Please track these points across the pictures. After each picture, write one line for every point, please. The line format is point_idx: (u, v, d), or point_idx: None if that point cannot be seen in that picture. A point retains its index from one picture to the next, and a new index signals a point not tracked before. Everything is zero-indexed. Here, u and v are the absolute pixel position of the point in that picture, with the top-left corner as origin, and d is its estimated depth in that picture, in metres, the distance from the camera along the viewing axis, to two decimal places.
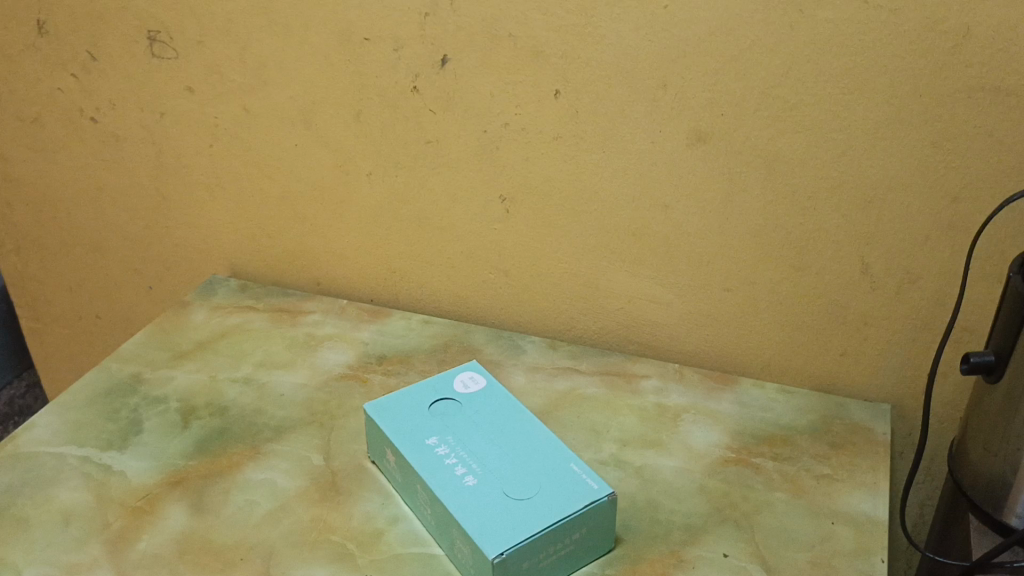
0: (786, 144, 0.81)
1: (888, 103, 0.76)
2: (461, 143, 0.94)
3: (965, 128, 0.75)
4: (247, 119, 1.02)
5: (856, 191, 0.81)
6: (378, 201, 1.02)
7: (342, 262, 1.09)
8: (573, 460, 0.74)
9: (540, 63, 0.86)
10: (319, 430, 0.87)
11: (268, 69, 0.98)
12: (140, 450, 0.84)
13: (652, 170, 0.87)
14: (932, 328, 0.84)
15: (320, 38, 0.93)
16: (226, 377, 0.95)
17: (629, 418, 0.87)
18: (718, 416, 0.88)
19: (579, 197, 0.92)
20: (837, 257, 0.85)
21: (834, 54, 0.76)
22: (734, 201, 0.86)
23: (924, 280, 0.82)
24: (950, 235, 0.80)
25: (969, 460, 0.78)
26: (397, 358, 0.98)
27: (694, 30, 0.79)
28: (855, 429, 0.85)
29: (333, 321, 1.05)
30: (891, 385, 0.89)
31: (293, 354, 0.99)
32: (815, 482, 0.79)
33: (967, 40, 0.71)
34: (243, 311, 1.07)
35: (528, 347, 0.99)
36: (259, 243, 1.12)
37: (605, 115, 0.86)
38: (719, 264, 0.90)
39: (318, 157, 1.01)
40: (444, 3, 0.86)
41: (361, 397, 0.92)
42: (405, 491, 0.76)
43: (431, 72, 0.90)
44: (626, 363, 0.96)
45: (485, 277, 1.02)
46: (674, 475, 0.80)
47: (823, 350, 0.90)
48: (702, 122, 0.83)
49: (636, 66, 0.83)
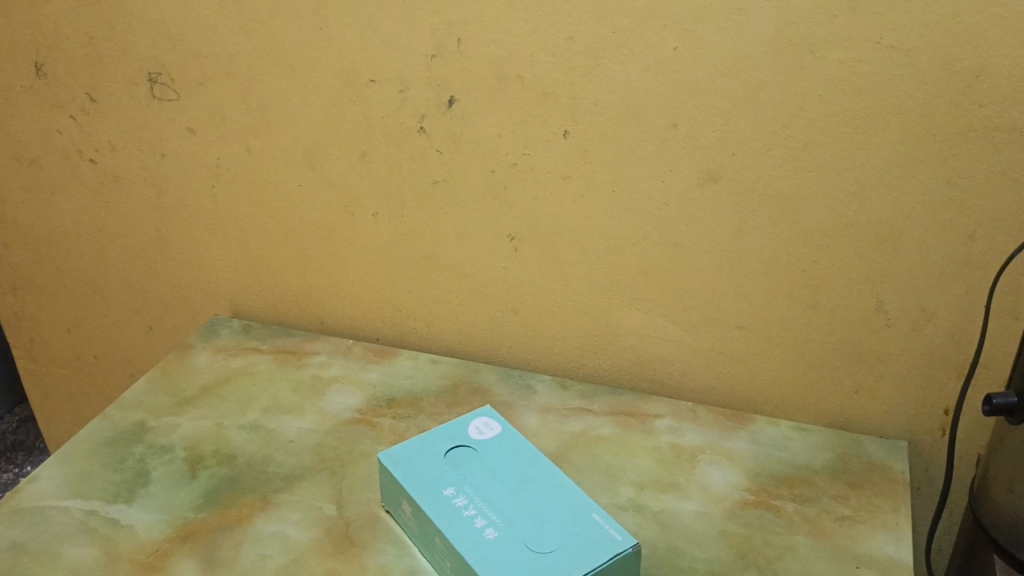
0: (799, 183, 0.81)
1: (901, 142, 0.76)
2: (468, 182, 0.93)
3: (980, 166, 0.74)
4: (250, 160, 1.01)
5: (871, 229, 0.80)
6: (384, 240, 1.00)
7: (347, 301, 1.07)
8: (594, 510, 0.72)
9: (549, 104, 0.85)
10: (330, 479, 0.85)
11: (271, 110, 0.97)
12: (147, 502, 0.83)
13: (664, 209, 0.87)
14: (948, 364, 0.84)
15: (324, 79, 0.92)
16: (233, 423, 0.94)
17: (645, 460, 0.86)
18: (734, 456, 0.87)
19: (589, 237, 0.91)
20: (851, 295, 0.84)
21: (848, 94, 0.75)
22: (747, 239, 0.85)
23: (940, 317, 0.82)
24: (966, 273, 0.79)
25: (991, 500, 0.77)
26: (406, 401, 0.96)
27: (705, 70, 0.79)
28: (873, 467, 0.85)
29: (339, 363, 1.03)
30: (907, 421, 0.88)
31: (300, 397, 0.97)
32: (837, 524, 0.78)
33: (981, 80, 0.71)
34: (247, 353, 1.05)
35: (539, 387, 0.98)
36: (262, 283, 1.10)
37: (615, 154, 0.86)
38: (732, 301, 0.89)
39: (323, 196, 1.00)
40: (451, 44, 0.85)
41: (371, 442, 0.90)
42: (422, 543, 0.75)
43: (438, 113, 0.90)
44: (638, 402, 0.95)
45: (494, 315, 1.01)
46: (693, 519, 0.79)
47: (838, 386, 0.90)
48: (713, 161, 0.82)
49: (646, 107, 0.82)
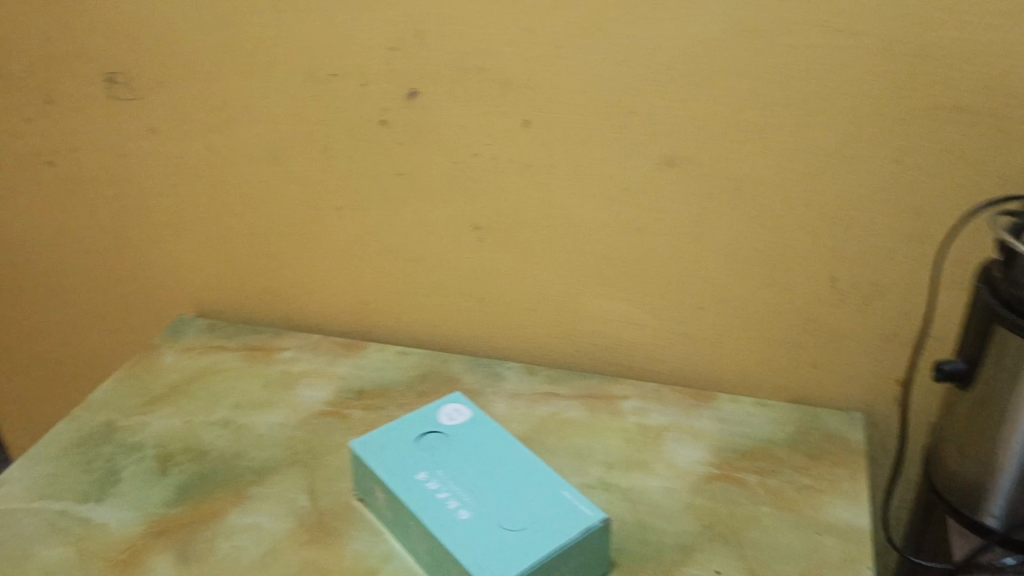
0: (754, 166, 0.83)
1: (849, 123, 0.79)
2: (432, 174, 0.94)
3: (925, 144, 0.78)
4: (212, 158, 1.01)
5: (823, 208, 0.83)
6: (349, 234, 1.01)
7: (313, 297, 1.08)
8: (565, 487, 0.74)
9: (509, 94, 0.87)
10: (302, 470, 0.86)
11: (232, 107, 0.97)
12: (119, 501, 0.83)
13: (624, 195, 0.89)
14: (900, 337, 0.87)
15: (285, 75, 0.93)
16: (202, 420, 0.94)
17: (613, 440, 0.88)
18: (698, 433, 0.89)
19: (553, 224, 0.93)
20: (807, 273, 0.87)
21: (798, 77, 0.78)
22: (705, 222, 0.88)
23: (892, 292, 0.85)
24: (915, 248, 0.82)
25: (944, 464, 0.80)
26: (376, 392, 0.97)
27: (661, 57, 0.81)
28: (831, 439, 0.88)
29: (307, 357, 1.04)
30: (864, 393, 0.91)
31: (270, 393, 0.98)
32: (799, 494, 0.80)
33: (923, 60, 0.74)
34: (215, 352, 1.05)
35: (507, 374, 1.00)
36: (227, 281, 1.11)
37: (576, 142, 0.87)
38: (693, 283, 0.91)
39: (287, 192, 1.01)
40: (411, 37, 0.87)
41: (343, 434, 0.91)
42: (397, 528, 0.76)
43: (400, 106, 0.91)
44: (605, 385, 0.97)
45: (460, 306, 1.02)
46: (661, 495, 0.81)
47: (796, 362, 0.92)
48: (671, 146, 0.85)
49: (604, 95, 0.84)
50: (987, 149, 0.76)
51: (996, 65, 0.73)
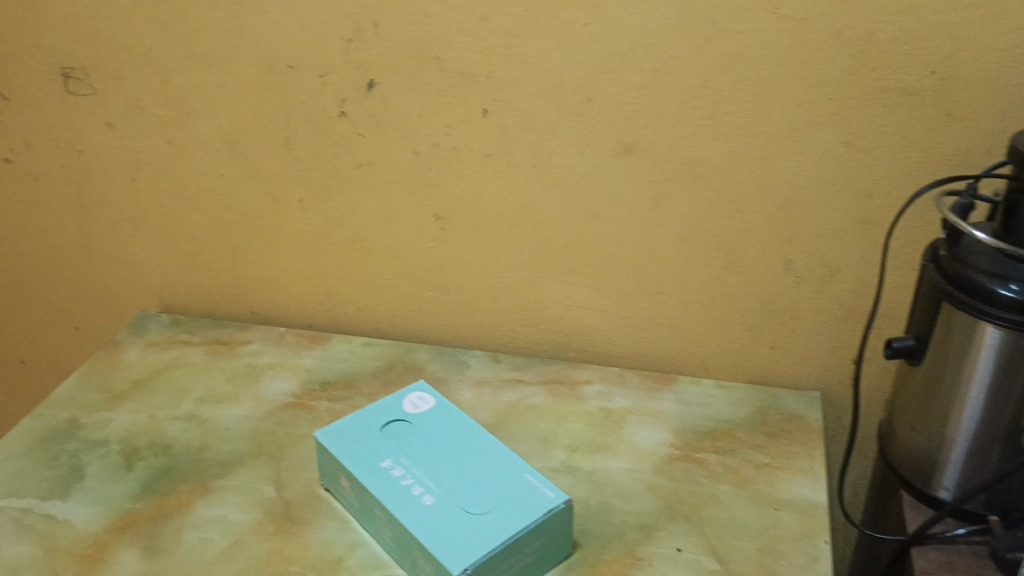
0: (709, 151, 0.85)
1: (800, 107, 0.80)
2: (392, 165, 0.94)
3: (873, 127, 0.79)
4: (171, 152, 1.01)
5: (777, 191, 0.85)
6: (312, 226, 1.01)
7: (277, 289, 1.08)
8: (528, 471, 0.75)
9: (467, 84, 0.87)
10: (268, 462, 0.86)
11: (191, 101, 0.97)
12: (83, 496, 0.82)
13: (583, 182, 0.90)
14: (854, 317, 0.89)
15: (243, 68, 0.93)
16: (167, 415, 0.94)
17: (576, 424, 0.90)
18: (660, 415, 0.91)
19: (514, 213, 0.94)
20: (762, 256, 0.89)
21: (750, 63, 0.79)
22: (662, 208, 0.89)
23: (845, 272, 0.87)
24: (866, 229, 0.84)
25: (897, 439, 0.83)
26: (341, 383, 0.98)
27: (617, 45, 0.82)
28: (789, 418, 0.89)
29: (272, 350, 1.04)
30: (820, 372, 0.93)
31: (235, 386, 0.98)
32: (757, 472, 0.82)
33: (869, 45, 0.76)
34: (179, 346, 1.05)
35: (472, 362, 1.01)
36: (190, 275, 1.10)
37: (534, 130, 0.88)
38: (652, 268, 0.93)
39: (248, 185, 1.01)
40: (368, 28, 0.87)
41: (308, 425, 0.91)
42: (363, 516, 0.77)
43: (360, 97, 0.91)
44: (569, 370, 0.99)
45: (424, 295, 1.03)
46: (624, 476, 0.82)
47: (754, 344, 0.94)
48: (628, 133, 0.86)
49: (560, 83, 0.85)
50: (933, 131, 0.78)
51: (940, 49, 0.75)
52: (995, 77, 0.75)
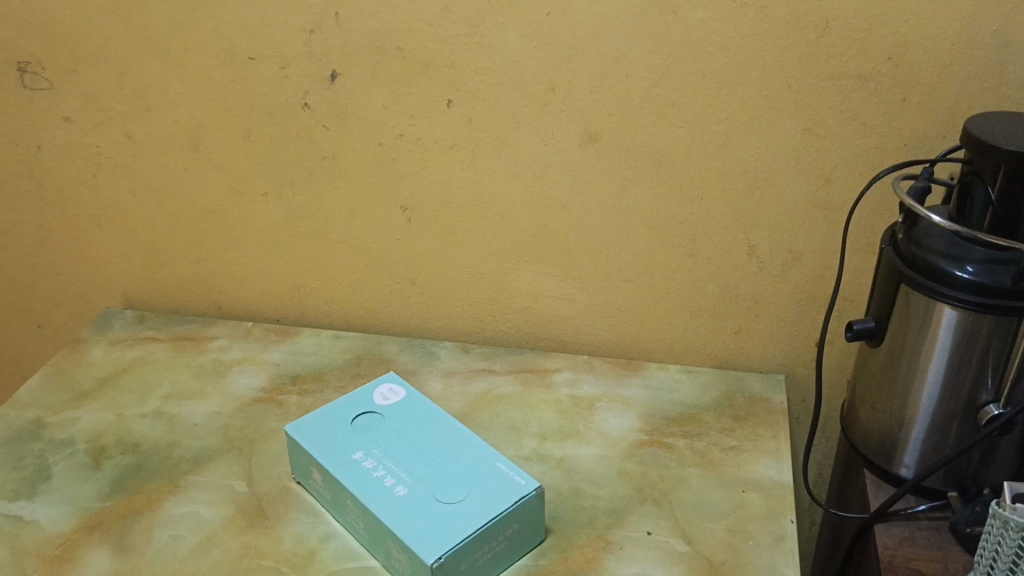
0: (672, 139, 0.85)
1: (760, 94, 0.81)
2: (357, 156, 0.94)
3: (831, 114, 0.81)
4: (132, 146, 1.00)
5: (739, 178, 0.86)
6: (277, 219, 1.01)
7: (243, 284, 1.07)
8: (499, 459, 0.76)
9: (430, 74, 0.87)
10: (238, 457, 0.86)
11: (150, 95, 0.96)
12: (51, 497, 0.82)
13: (548, 172, 0.90)
14: (816, 300, 0.91)
15: (203, 60, 0.92)
16: (134, 413, 0.93)
17: (547, 412, 0.90)
18: (628, 401, 0.92)
19: (480, 203, 0.94)
20: (726, 242, 0.90)
21: (710, 51, 0.80)
22: (627, 196, 0.90)
23: (807, 257, 0.89)
24: (826, 214, 0.86)
25: (859, 419, 0.84)
26: (310, 377, 0.97)
27: (578, 34, 0.82)
28: (754, 401, 0.91)
29: (239, 345, 1.03)
30: (784, 356, 0.95)
31: (202, 382, 0.97)
32: (724, 454, 0.84)
33: (827, 32, 0.77)
34: (144, 343, 1.04)
35: (441, 353, 1.01)
36: (153, 271, 1.09)
37: (499, 120, 0.88)
38: (617, 256, 0.94)
39: (210, 179, 1.00)
40: (329, 19, 0.86)
41: (278, 420, 0.91)
42: (335, 508, 0.77)
43: (322, 88, 0.91)
44: (538, 359, 0.99)
45: (392, 287, 1.03)
46: (594, 462, 0.83)
47: (720, 329, 0.95)
48: (591, 122, 0.86)
49: (523, 73, 0.85)
50: (890, 116, 0.80)
51: (894, 36, 0.76)
52: (948, 62, 0.76)
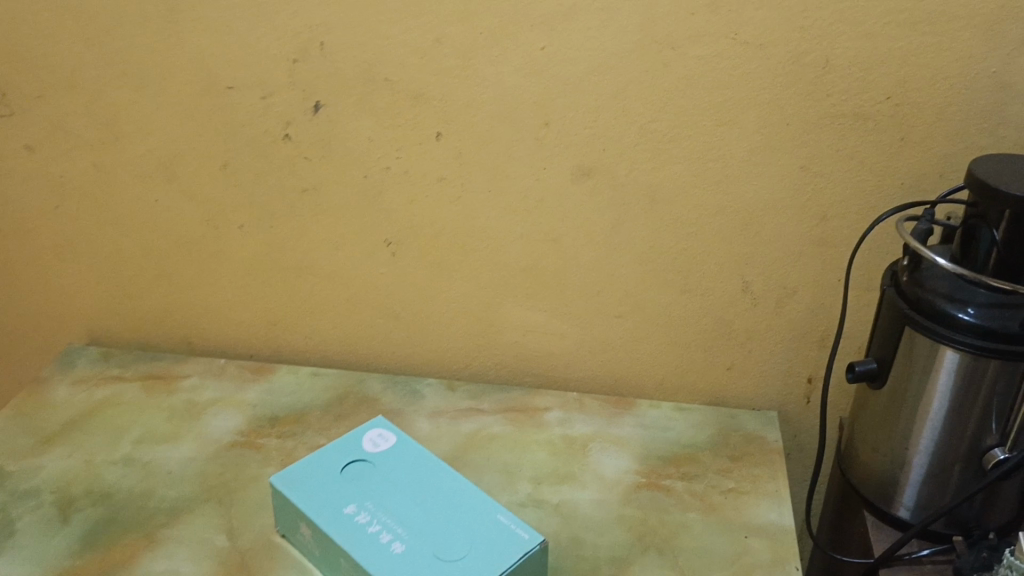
0: (669, 175, 0.84)
1: (759, 132, 0.80)
2: (341, 188, 0.91)
3: (830, 153, 0.80)
4: (99, 176, 0.95)
5: (736, 215, 0.85)
6: (254, 252, 0.97)
7: (217, 318, 1.03)
8: (499, 511, 0.73)
9: (420, 107, 0.84)
10: (218, 507, 0.81)
11: (120, 123, 0.91)
12: (15, 555, 0.76)
13: (540, 207, 0.88)
14: (809, 337, 0.90)
15: (178, 88, 0.88)
16: (104, 459, 0.88)
17: (540, 453, 0.88)
18: (622, 441, 0.90)
19: (468, 238, 0.91)
20: (721, 279, 0.88)
21: (709, 88, 0.79)
22: (621, 232, 0.88)
23: (801, 294, 0.88)
24: (822, 251, 0.85)
25: (859, 459, 0.84)
26: (290, 418, 0.93)
27: (574, 69, 0.80)
28: (749, 439, 0.90)
29: (214, 385, 0.99)
30: (776, 392, 0.94)
31: (176, 424, 0.93)
32: (723, 497, 0.82)
33: (827, 71, 0.76)
34: (111, 383, 0.99)
35: (426, 391, 0.98)
36: (121, 304, 1.04)
37: (490, 154, 0.86)
38: (610, 292, 0.92)
39: (184, 211, 0.96)
40: (314, 48, 0.83)
41: (258, 465, 0.87)
42: (325, 565, 0.73)
43: (305, 119, 0.87)
44: (527, 396, 0.97)
45: (375, 322, 0.99)
46: (592, 508, 0.81)
47: (712, 365, 0.94)
48: (586, 158, 0.84)
49: (516, 107, 0.83)
50: (888, 155, 0.79)
51: (895, 76, 0.75)
52: (947, 104, 0.76)
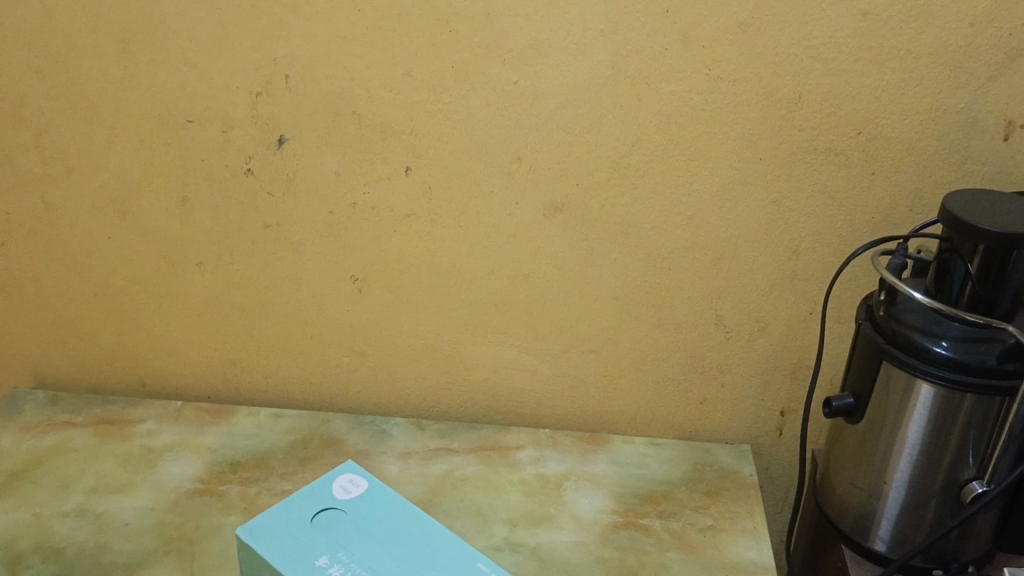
0: (642, 210, 0.83)
1: (731, 166, 0.80)
2: (304, 224, 0.88)
3: (802, 187, 0.80)
4: (48, 213, 0.92)
5: (709, 250, 0.84)
6: (212, 290, 0.94)
7: (173, 358, 0.99)
8: (480, 559, 0.70)
9: (388, 141, 0.82)
10: (178, 561, 0.77)
11: (71, 158, 0.88)
12: None
13: (511, 242, 0.86)
14: (781, 370, 0.90)
15: (133, 121, 0.85)
16: (53, 512, 0.83)
17: (514, 494, 0.86)
18: (597, 479, 0.88)
19: (438, 274, 0.89)
20: (693, 313, 0.88)
21: (682, 124, 0.78)
22: (593, 267, 0.87)
23: (773, 327, 0.87)
24: (793, 285, 0.85)
25: (835, 493, 0.83)
26: (252, 463, 0.89)
27: (546, 103, 0.79)
28: (724, 474, 0.89)
29: (170, 429, 0.95)
30: (748, 425, 0.94)
31: (130, 472, 0.88)
32: (702, 535, 0.81)
33: (799, 107, 0.76)
34: (60, 429, 0.94)
35: (394, 431, 0.95)
36: (70, 345, 1.00)
37: (460, 189, 0.84)
38: (582, 327, 0.90)
39: (138, 248, 0.92)
40: (278, 81, 0.81)
41: (220, 513, 0.83)
42: None
43: (267, 153, 0.85)
44: (498, 435, 0.95)
45: (339, 360, 0.96)
46: (570, 550, 0.79)
47: (683, 400, 0.93)
48: (558, 192, 0.83)
49: (487, 141, 0.81)
50: (858, 189, 0.79)
51: (865, 112, 0.76)
52: (917, 138, 0.77)
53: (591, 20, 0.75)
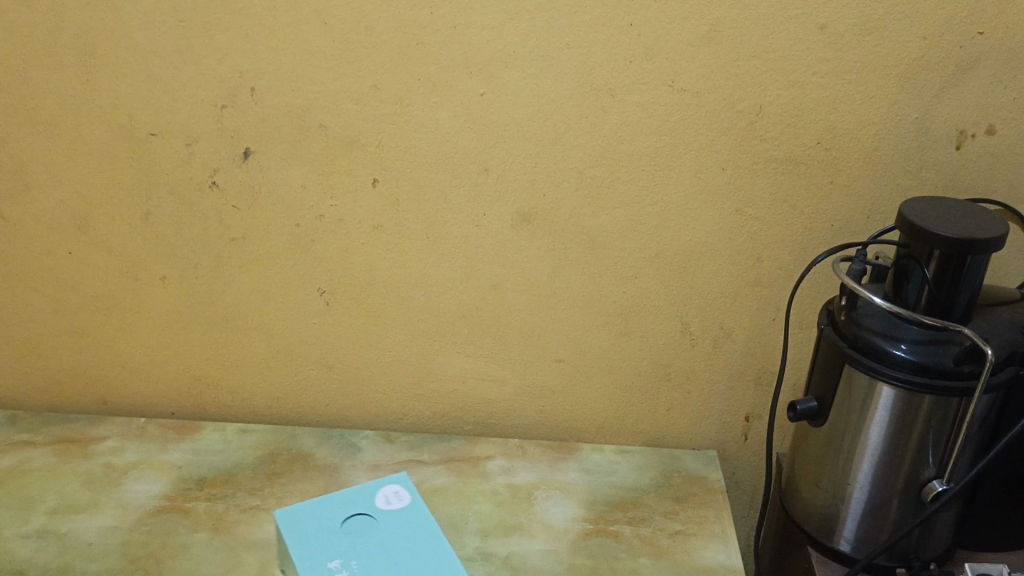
0: (608, 220, 0.84)
1: (696, 176, 0.81)
2: (270, 237, 0.88)
3: (764, 196, 0.82)
4: (6, 228, 0.90)
5: (674, 259, 0.86)
6: (176, 305, 0.92)
7: (136, 375, 0.98)
8: None
9: (356, 153, 0.83)
10: None
11: (31, 173, 0.87)
12: None
13: (479, 253, 0.87)
14: (745, 377, 0.91)
15: (95, 135, 0.84)
16: (13, 533, 0.81)
17: (485, 504, 0.86)
18: (567, 488, 0.89)
19: (406, 284, 0.89)
20: (659, 321, 0.89)
21: (647, 134, 0.80)
22: (561, 277, 0.87)
23: (737, 334, 0.89)
24: (756, 292, 0.87)
25: (800, 495, 0.85)
26: (219, 479, 0.88)
27: (513, 115, 0.80)
28: (691, 480, 0.90)
29: (134, 447, 0.93)
30: (714, 431, 0.95)
31: (93, 491, 0.86)
32: (672, 540, 0.82)
33: (760, 118, 0.78)
34: (20, 450, 0.92)
35: (364, 444, 0.94)
36: (28, 363, 0.98)
37: (428, 201, 0.84)
38: (551, 336, 0.91)
39: (99, 263, 0.91)
40: (244, 93, 0.81)
41: (187, 531, 0.81)
42: None
43: (233, 166, 0.84)
44: (467, 446, 0.95)
45: (306, 373, 0.96)
46: (542, 559, 0.79)
47: (651, 407, 0.95)
48: (526, 203, 0.84)
49: (455, 152, 0.82)
50: (819, 198, 0.81)
51: (823, 122, 0.78)
52: (873, 148, 0.79)
53: (558, 33, 0.76)
